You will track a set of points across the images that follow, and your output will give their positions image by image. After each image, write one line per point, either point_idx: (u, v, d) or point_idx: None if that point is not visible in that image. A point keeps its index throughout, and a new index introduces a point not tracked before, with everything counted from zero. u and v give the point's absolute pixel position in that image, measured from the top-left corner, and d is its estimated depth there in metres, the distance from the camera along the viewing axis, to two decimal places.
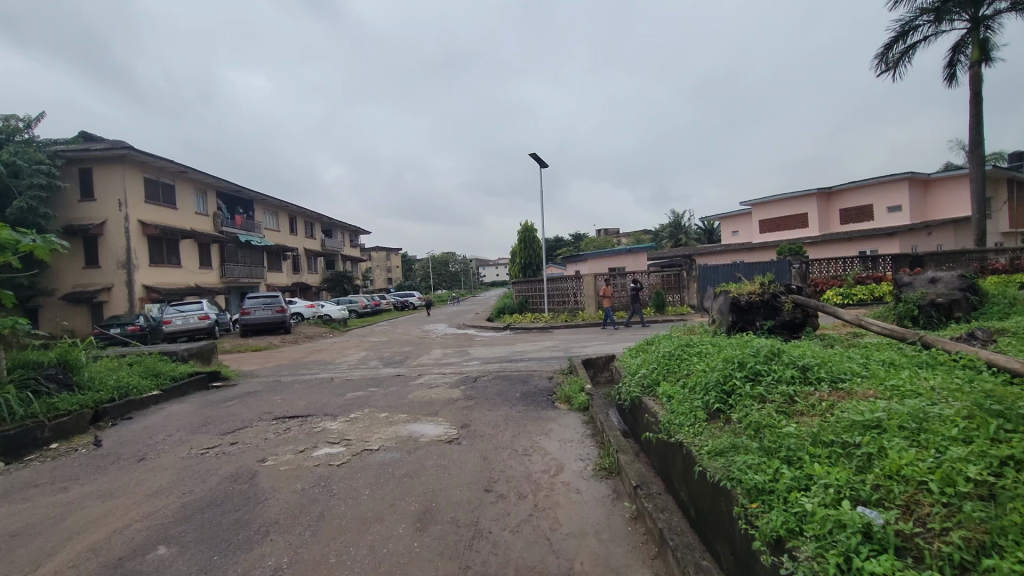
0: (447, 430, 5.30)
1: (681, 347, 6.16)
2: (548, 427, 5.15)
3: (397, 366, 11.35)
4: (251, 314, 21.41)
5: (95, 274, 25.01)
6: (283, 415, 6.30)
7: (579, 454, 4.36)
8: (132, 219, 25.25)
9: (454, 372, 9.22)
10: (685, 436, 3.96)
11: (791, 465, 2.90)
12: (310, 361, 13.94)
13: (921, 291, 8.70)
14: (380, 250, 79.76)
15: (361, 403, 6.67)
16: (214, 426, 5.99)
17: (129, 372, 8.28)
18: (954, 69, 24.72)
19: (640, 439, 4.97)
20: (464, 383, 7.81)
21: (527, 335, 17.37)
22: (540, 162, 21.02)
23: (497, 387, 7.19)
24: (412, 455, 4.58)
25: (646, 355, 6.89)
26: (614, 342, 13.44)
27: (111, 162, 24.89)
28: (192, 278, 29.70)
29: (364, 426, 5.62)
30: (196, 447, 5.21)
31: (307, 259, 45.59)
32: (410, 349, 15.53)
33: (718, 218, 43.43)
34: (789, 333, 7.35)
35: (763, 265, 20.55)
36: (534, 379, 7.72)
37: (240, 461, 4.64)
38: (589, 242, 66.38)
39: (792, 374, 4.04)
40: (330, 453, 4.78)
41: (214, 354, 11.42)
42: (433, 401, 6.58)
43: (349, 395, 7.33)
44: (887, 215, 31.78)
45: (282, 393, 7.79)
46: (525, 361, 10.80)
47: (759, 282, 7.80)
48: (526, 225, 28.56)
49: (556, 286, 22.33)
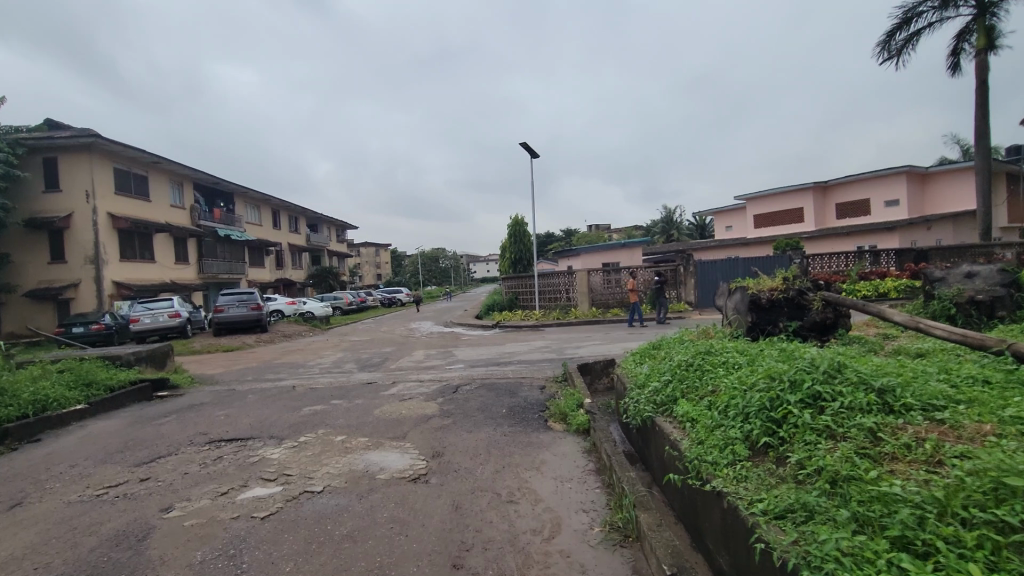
0: (415, 461, 4.22)
1: (699, 355, 5.10)
2: (539, 460, 4.09)
3: (372, 370, 10.27)
4: (225, 312, 20.18)
5: (62, 270, 23.66)
6: (221, 439, 5.19)
7: (581, 503, 3.33)
8: (101, 212, 23.88)
9: (433, 380, 8.12)
10: (725, 483, 2.97)
11: (917, 562, 1.90)
12: (281, 364, 12.81)
13: (958, 287, 7.78)
14: (369, 246, 78.20)
15: (319, 420, 5.62)
16: (130, 454, 4.86)
17: (54, 381, 7.13)
18: (958, 58, 23.85)
19: (656, 474, 3.95)
20: (443, 393, 6.73)
21: (516, 335, 16.34)
22: (530, 151, 20.00)
23: (480, 400, 6.12)
24: (364, 501, 3.51)
25: (656, 362, 5.83)
26: (611, 343, 12.41)
27: (77, 151, 23.49)
28: (168, 273, 28.40)
29: (311, 457, 4.52)
30: (94, 484, 4.11)
31: (291, 255, 44.27)
32: (390, 350, 14.41)
33: (711, 212, 42.59)
34: (818, 336, 6.37)
35: (764, 260, 19.63)
36: (524, 389, 6.68)
37: (138, 511, 3.54)
38: (581, 236, 65.43)
39: (868, 400, 3.02)
40: (258, 497, 3.70)
41: (168, 357, 10.24)
42: (403, 419, 5.50)
43: (307, 409, 6.24)
44: (885, 209, 31.00)
45: (233, 406, 6.69)
46: (514, 364, 9.76)
47: (781, 278, 6.82)
48: (516, 219, 27.52)
49: (546, 282, 21.31)
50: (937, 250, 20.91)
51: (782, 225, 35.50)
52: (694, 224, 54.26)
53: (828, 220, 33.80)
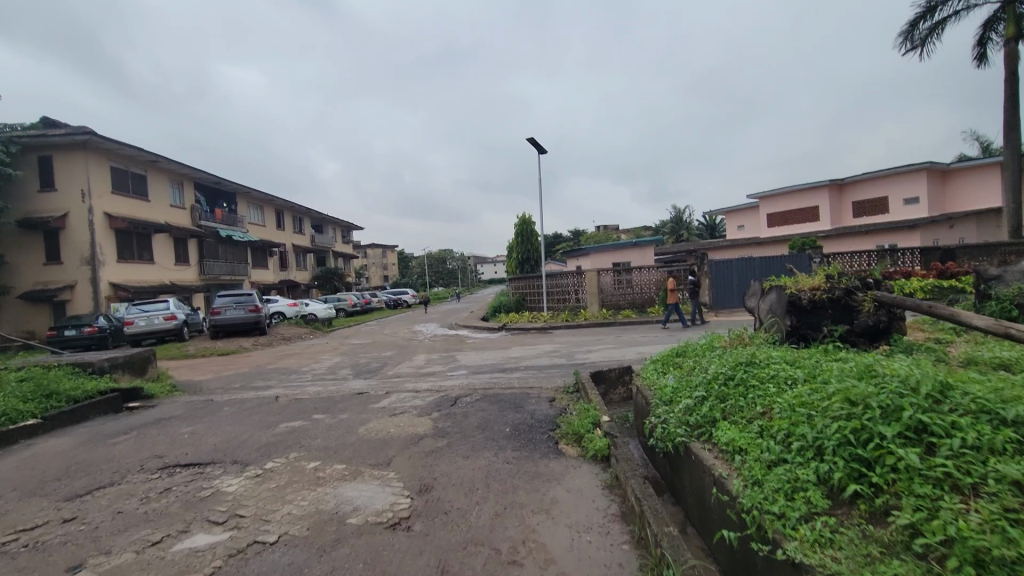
0: (397, 498, 3.44)
1: (738, 366, 4.28)
2: (549, 499, 3.31)
3: (367, 378, 9.52)
4: (221, 314, 19.50)
5: (59, 271, 23.14)
6: (175, 464, 4.42)
7: (606, 568, 2.55)
8: (98, 211, 23.34)
9: (431, 389, 7.34)
10: (805, 549, 2.18)
11: None
12: (273, 369, 12.08)
13: (1018, 285, 6.97)
14: (376, 247, 77.72)
15: (295, 440, 4.86)
16: (65, 484, 4.11)
17: (9, 392, 6.42)
18: (985, 48, 22.84)
19: (703, 521, 3.15)
20: (439, 407, 5.93)
21: (523, 338, 15.55)
22: (538, 147, 19.23)
23: (481, 416, 5.34)
24: (325, 559, 2.74)
25: (685, 372, 5.02)
26: (625, 347, 11.58)
27: (73, 149, 22.95)
28: (167, 274, 27.86)
29: (274, 490, 3.74)
30: (5, 528, 3.35)
31: (295, 256, 43.69)
32: (390, 355, 13.66)
33: (723, 212, 41.62)
34: (869, 342, 5.55)
35: (783, 258, 18.72)
36: (531, 402, 5.88)
37: (37, 572, 2.78)
38: (589, 236, 64.57)
39: (1003, 439, 2.19)
40: (196, 549, 2.94)
41: (149, 363, 9.53)
42: (390, 439, 4.71)
43: (283, 426, 5.46)
44: (903, 207, 29.96)
45: (203, 421, 5.92)
46: (520, 372, 8.93)
47: (823, 275, 6.01)
48: (523, 218, 26.72)
49: (554, 283, 20.48)
50: (964, 247, 19.95)
51: (796, 224, 34.48)
52: (705, 225, 53.26)
53: (844, 218, 32.75)
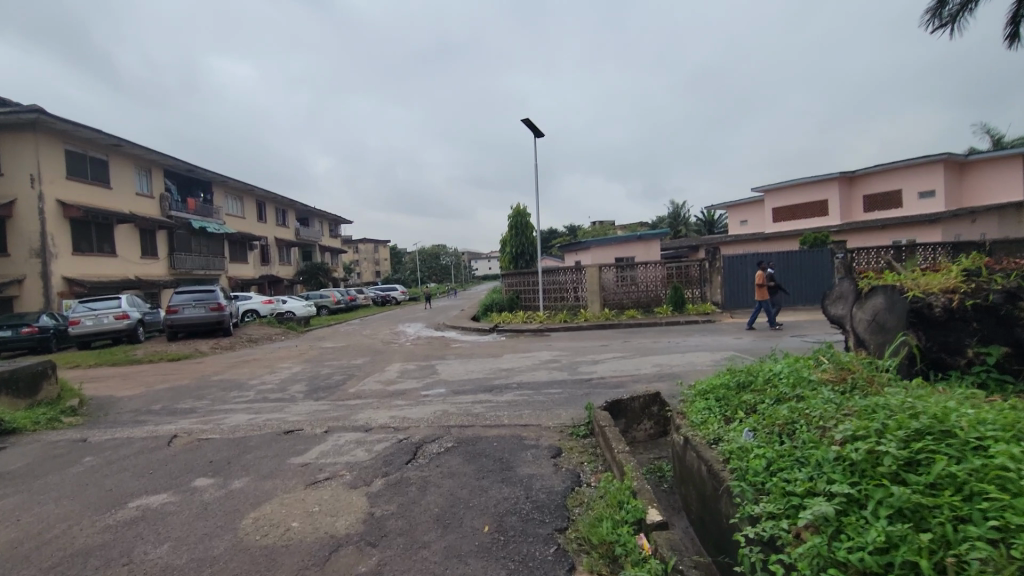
0: None
1: (911, 435, 2.29)
2: None
3: (318, 399, 7.49)
4: (179, 313, 17.29)
5: (6, 265, 20.96)
6: None
7: None
8: (48, 198, 21.14)
9: (389, 426, 5.32)
10: None
11: None
12: (214, 383, 9.99)
13: None
14: (366, 242, 75.36)
15: (123, 549, 2.83)
16: None
17: None
18: (1019, 26, 20.95)
19: None
20: (388, 466, 3.94)
21: (516, 342, 13.60)
22: (534, 131, 17.23)
23: (449, 492, 3.37)
24: None
25: (777, 431, 3.05)
26: (637, 357, 9.61)
27: (20, 129, 20.78)
28: (132, 269, 25.68)
29: None
30: None
31: (277, 251, 41.44)
32: (360, 363, 11.64)
33: (724, 207, 39.67)
34: None
35: (802, 253, 16.76)
36: (524, 462, 3.87)
37: None
38: (585, 231, 62.61)
39: None
40: None
41: (43, 380, 7.44)
42: (283, 551, 2.72)
43: (134, 505, 3.43)
44: (919, 201, 27.91)
45: (27, 488, 3.85)
46: (513, 394, 6.92)
47: (958, 273, 4.06)
48: (517, 209, 24.64)
49: (551, 279, 18.46)
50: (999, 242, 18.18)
51: (804, 219, 32.50)
52: (704, 220, 51.45)
53: (854, 213, 30.80)
